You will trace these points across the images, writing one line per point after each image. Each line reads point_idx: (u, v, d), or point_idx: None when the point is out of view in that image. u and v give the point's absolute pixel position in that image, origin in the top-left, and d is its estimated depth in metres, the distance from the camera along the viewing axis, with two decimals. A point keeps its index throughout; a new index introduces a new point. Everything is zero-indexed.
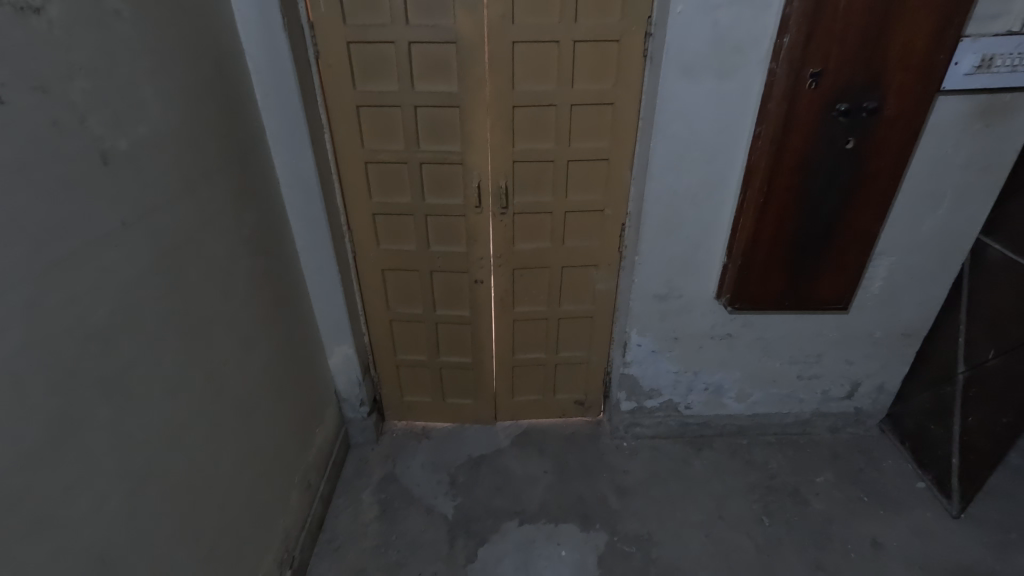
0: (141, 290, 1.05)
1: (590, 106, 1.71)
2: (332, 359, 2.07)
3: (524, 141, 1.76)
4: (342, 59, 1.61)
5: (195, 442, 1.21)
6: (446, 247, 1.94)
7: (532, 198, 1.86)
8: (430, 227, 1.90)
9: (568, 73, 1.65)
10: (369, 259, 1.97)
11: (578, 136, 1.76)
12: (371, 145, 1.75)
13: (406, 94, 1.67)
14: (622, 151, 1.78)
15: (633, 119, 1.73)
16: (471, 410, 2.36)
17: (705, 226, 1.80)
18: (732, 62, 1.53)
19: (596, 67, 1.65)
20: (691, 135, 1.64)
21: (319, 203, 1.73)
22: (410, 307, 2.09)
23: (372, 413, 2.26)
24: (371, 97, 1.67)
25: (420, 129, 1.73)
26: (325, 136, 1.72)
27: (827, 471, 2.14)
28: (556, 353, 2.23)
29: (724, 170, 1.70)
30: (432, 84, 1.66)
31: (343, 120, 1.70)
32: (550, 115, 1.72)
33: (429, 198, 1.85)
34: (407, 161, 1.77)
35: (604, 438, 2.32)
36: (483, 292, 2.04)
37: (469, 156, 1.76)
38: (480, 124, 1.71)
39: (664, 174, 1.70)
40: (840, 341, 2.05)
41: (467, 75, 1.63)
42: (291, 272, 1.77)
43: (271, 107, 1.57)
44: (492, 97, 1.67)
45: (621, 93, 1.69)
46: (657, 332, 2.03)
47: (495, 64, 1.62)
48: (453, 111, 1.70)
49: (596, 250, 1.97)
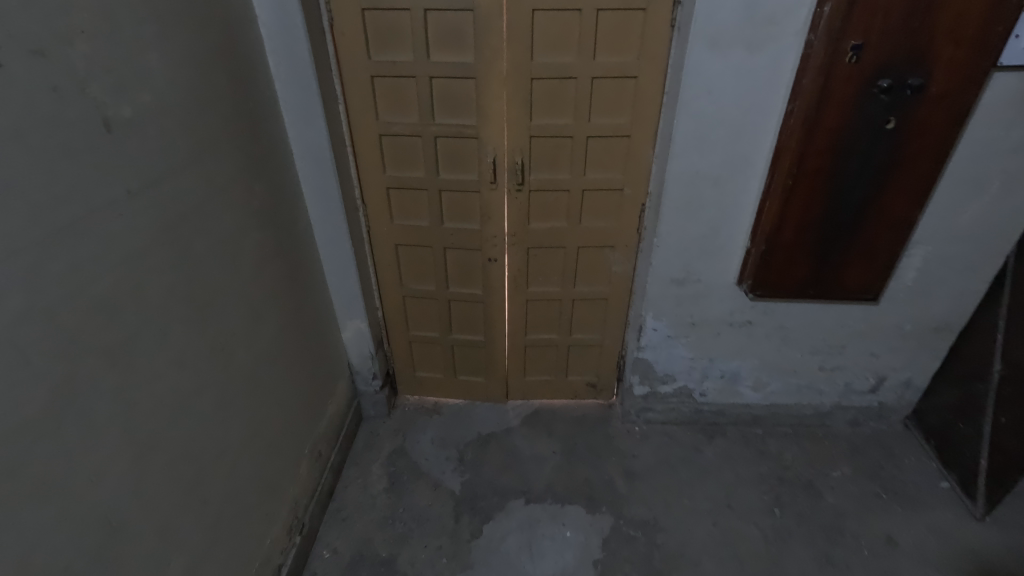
0: (146, 260, 1.05)
1: (611, 80, 1.64)
2: (344, 333, 2.08)
3: (542, 116, 1.70)
4: (356, 27, 1.57)
5: (203, 413, 1.22)
6: (459, 224, 1.91)
7: (548, 175, 1.80)
8: (443, 203, 1.87)
9: (588, 45, 1.57)
10: (382, 234, 1.95)
11: (597, 112, 1.69)
12: (384, 117, 1.72)
13: (420, 65, 1.62)
14: (644, 128, 1.71)
15: (656, 93, 1.65)
16: (482, 388, 2.36)
17: (728, 209, 1.72)
18: (765, 34, 1.43)
19: (618, 37, 1.57)
20: (717, 113, 1.55)
21: (332, 175, 1.71)
22: (423, 283, 2.08)
23: (384, 387, 2.28)
24: (385, 66, 1.62)
25: (434, 101, 1.68)
26: (338, 107, 1.69)
27: (844, 466, 2.08)
28: (569, 335, 2.20)
29: (751, 150, 1.61)
30: (447, 54, 1.60)
31: (357, 91, 1.67)
32: (569, 88, 1.65)
33: (443, 173, 1.81)
34: (421, 135, 1.73)
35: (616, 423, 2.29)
36: (496, 270, 2.01)
37: (485, 130, 1.71)
38: (497, 98, 1.66)
39: (686, 153, 1.62)
40: (865, 333, 1.97)
41: (484, 45, 1.57)
42: (304, 244, 1.77)
43: (284, 76, 1.54)
44: (509, 69, 1.61)
45: (644, 67, 1.61)
46: (673, 317, 1.98)
47: (513, 35, 1.55)
48: (468, 84, 1.64)
49: (612, 232, 1.92)
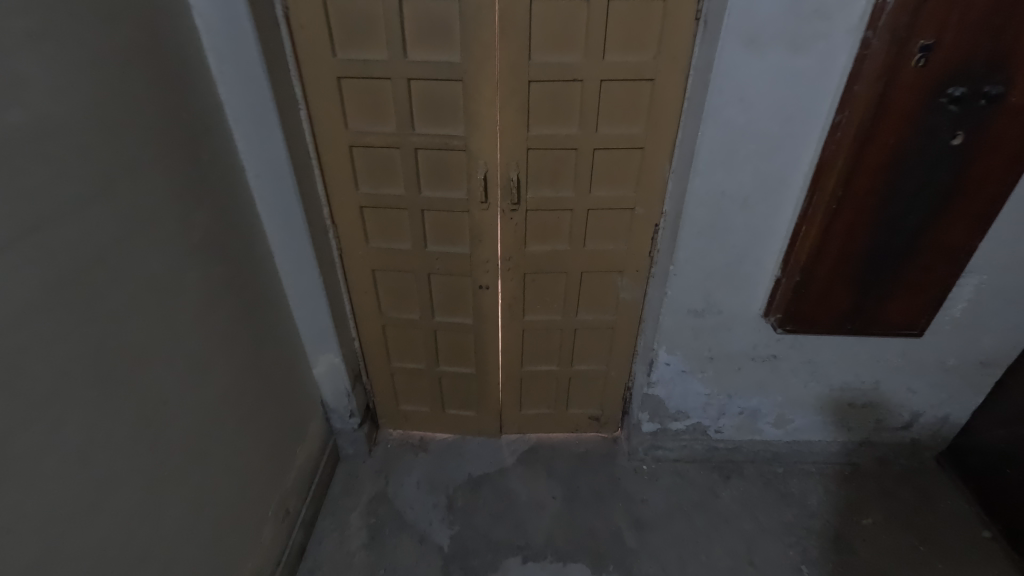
0: (26, 333, 0.81)
1: (622, 84, 1.39)
2: (315, 369, 1.83)
3: (540, 125, 1.44)
4: (317, 19, 1.30)
5: (117, 512, 0.98)
6: (446, 248, 1.66)
7: (548, 193, 1.55)
8: (427, 224, 1.62)
9: (596, 43, 1.32)
10: (356, 258, 1.70)
11: (606, 120, 1.44)
12: (355, 126, 1.46)
13: (395, 65, 1.35)
14: (660, 139, 1.46)
15: (676, 99, 1.40)
16: (473, 422, 2.13)
17: (757, 234, 1.49)
18: (814, 29, 1.17)
19: (633, 32, 1.31)
20: (750, 123, 1.30)
21: (294, 194, 1.45)
22: (405, 311, 1.83)
23: (364, 423, 2.04)
24: (354, 66, 1.36)
25: (414, 106, 1.42)
26: (299, 114, 1.42)
27: (876, 512, 1.88)
28: (570, 366, 1.97)
29: (789, 167, 1.36)
30: (427, 52, 1.34)
31: (321, 95, 1.40)
32: (573, 93, 1.40)
33: (426, 190, 1.55)
34: (399, 146, 1.48)
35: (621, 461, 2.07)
36: (487, 297, 1.76)
37: (474, 142, 1.45)
38: (488, 105, 1.40)
39: (711, 170, 1.38)
40: (903, 368, 1.76)
41: (472, 42, 1.31)
42: (263, 274, 1.52)
43: (228, 79, 1.27)
44: (503, 71, 1.35)
45: (663, 69, 1.36)
46: (689, 350, 1.75)
47: (507, 30, 1.30)
48: (454, 87, 1.38)
49: (621, 255, 1.68)
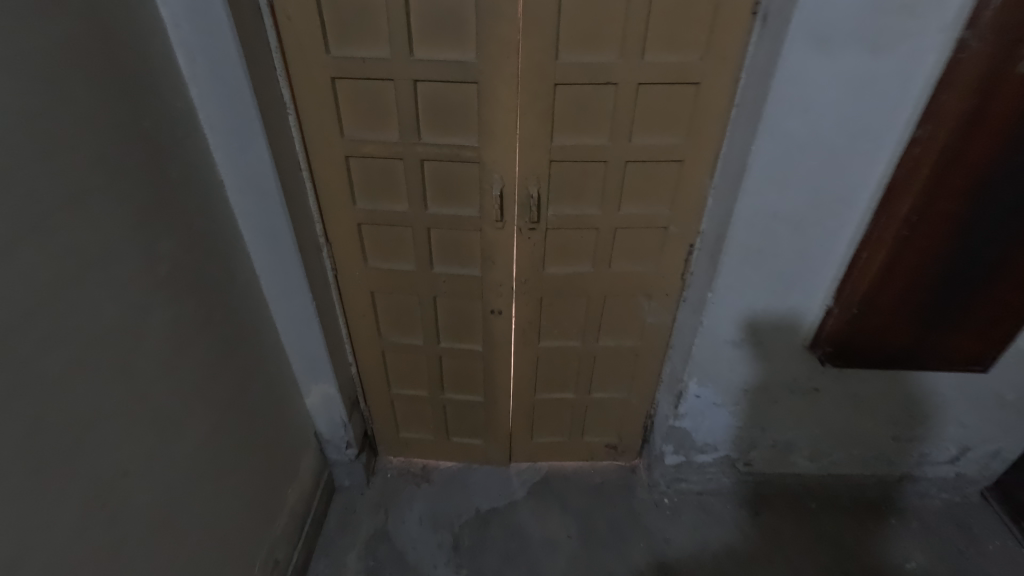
0: None
1: (661, 88, 1.20)
2: (308, 399, 1.66)
3: (565, 134, 1.26)
4: (306, 9, 1.10)
5: None
6: (454, 269, 1.48)
7: (571, 210, 1.37)
8: (433, 243, 1.44)
9: (635, 40, 1.13)
10: (353, 279, 1.52)
11: (641, 130, 1.26)
12: (352, 134, 1.27)
13: (399, 64, 1.16)
14: (702, 152, 1.28)
15: (723, 105, 1.22)
16: (480, 451, 1.96)
17: (809, 261, 1.31)
18: (898, 28, 0.99)
19: (678, 28, 1.12)
20: (813, 137, 1.12)
21: (281, 213, 1.25)
22: (407, 336, 1.65)
23: (361, 453, 1.87)
24: (350, 65, 1.16)
25: (420, 112, 1.23)
26: (287, 119, 1.23)
27: (919, 554, 1.73)
28: (587, 393, 1.80)
29: (853, 187, 1.18)
30: (436, 50, 1.15)
31: (312, 97, 1.21)
32: (604, 98, 1.21)
33: (433, 206, 1.37)
34: (403, 157, 1.29)
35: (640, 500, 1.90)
36: (498, 322, 1.58)
37: (489, 153, 1.26)
38: (506, 111, 1.21)
39: (763, 188, 1.20)
40: (956, 402, 1.60)
41: (488, 38, 1.11)
42: (246, 302, 1.33)
43: (201, 79, 1.07)
44: (524, 72, 1.16)
45: (711, 71, 1.17)
46: (723, 382, 1.59)
47: (531, 25, 1.10)
48: (467, 90, 1.19)
49: (650, 278, 1.50)
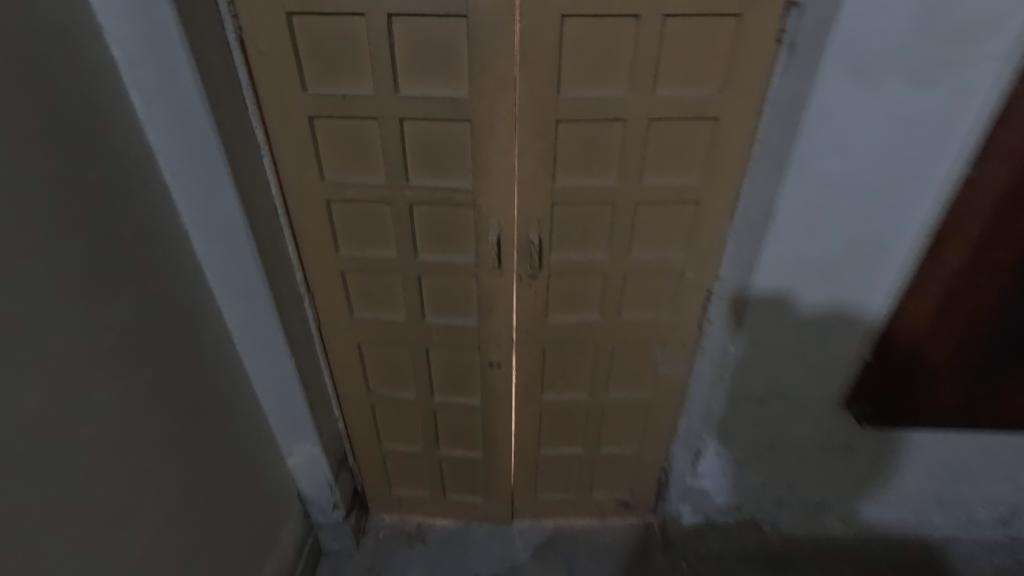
0: None
1: (674, 124, 1.08)
2: (289, 460, 1.51)
3: (568, 175, 1.14)
4: (280, 44, 0.99)
5: None
6: (448, 320, 1.34)
7: (576, 256, 1.24)
8: (424, 292, 1.31)
9: (644, 73, 1.01)
10: (339, 330, 1.39)
11: (652, 169, 1.14)
12: (333, 177, 1.15)
13: (383, 102, 1.04)
14: (720, 192, 1.16)
15: (744, 142, 1.10)
16: (480, 509, 1.80)
17: (845, 313, 1.17)
18: (948, 58, 0.87)
19: (692, 59, 1.01)
20: (848, 178, 1.00)
21: (254, 266, 1.13)
22: (399, 389, 1.51)
23: (350, 514, 1.71)
24: (330, 103, 1.05)
25: (408, 153, 1.11)
26: (261, 162, 1.11)
27: None
28: (596, 448, 1.64)
29: (895, 233, 1.05)
30: (424, 86, 1.03)
31: (289, 138, 1.10)
32: (611, 135, 1.09)
33: (424, 253, 1.24)
34: (389, 202, 1.17)
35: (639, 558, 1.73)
36: (498, 376, 1.43)
37: (485, 197, 1.14)
38: (504, 151, 1.09)
39: (792, 234, 1.07)
40: (1005, 459, 1.45)
41: (482, 73, 1.00)
42: (216, 362, 1.20)
43: (160, 122, 0.96)
44: (523, 109, 1.04)
45: (730, 105, 1.06)
46: (746, 439, 1.44)
47: (530, 57, 0.99)
48: (459, 129, 1.08)
49: (664, 326, 1.37)
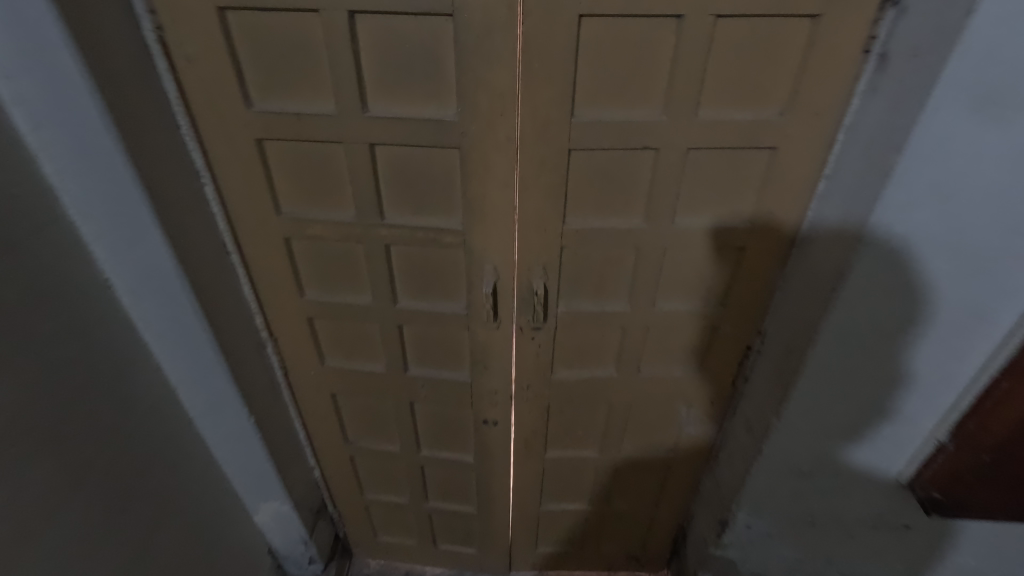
0: None
1: (717, 153, 0.86)
2: (255, 517, 1.32)
3: (582, 213, 0.92)
4: (215, 49, 0.77)
5: None
6: (435, 373, 1.14)
7: (589, 305, 1.03)
8: (407, 341, 1.10)
9: (684, 90, 0.79)
10: (309, 379, 1.19)
11: (687, 207, 0.92)
12: (292, 210, 0.94)
13: (347, 122, 0.82)
14: (770, 236, 0.93)
15: (806, 177, 0.87)
16: (474, 560, 1.62)
17: (922, 385, 0.94)
18: None
19: (745, 73, 0.78)
20: (949, 229, 0.77)
21: (195, 316, 0.92)
22: (381, 440, 1.32)
23: (329, 567, 1.54)
24: (282, 123, 0.83)
25: (382, 184, 0.89)
26: (201, 190, 0.90)
27: None
28: (605, 505, 1.44)
29: (1002, 296, 0.82)
30: (400, 103, 0.81)
31: (234, 164, 0.88)
32: (638, 166, 0.87)
33: (404, 299, 1.03)
34: (361, 241, 0.95)
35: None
36: (494, 433, 1.23)
37: (477, 239, 0.92)
38: (502, 187, 0.86)
39: (866, 293, 0.85)
40: None
41: (473, 88, 0.77)
42: (156, 426, 1.00)
43: (57, 150, 0.74)
44: (526, 135, 0.81)
45: (791, 132, 0.83)
46: (782, 513, 1.22)
47: (535, 70, 0.76)
48: (444, 157, 0.85)
49: (691, 382, 1.16)
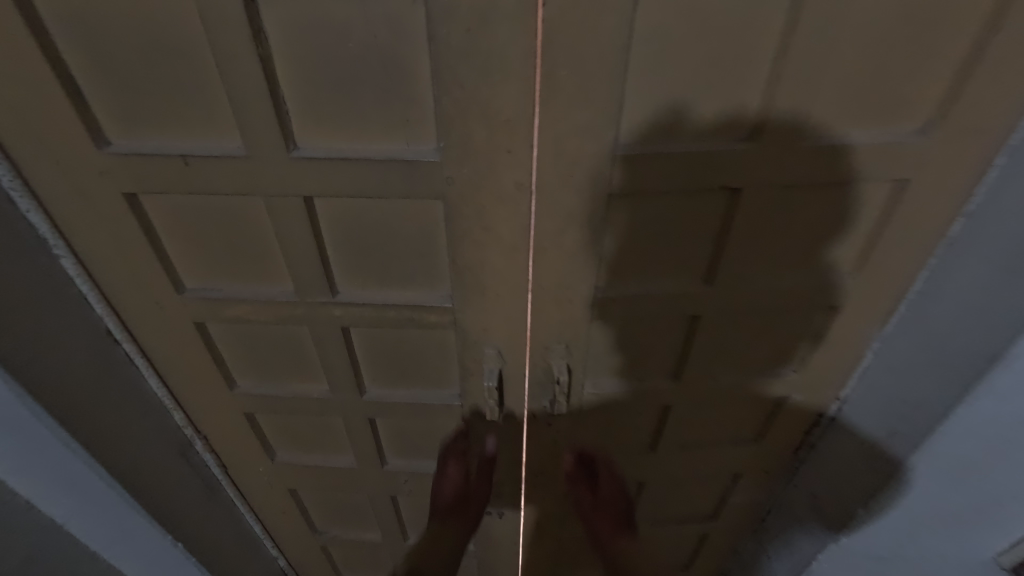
0: None
1: (819, 192, 0.60)
2: None
3: (619, 276, 0.64)
4: (32, 60, 0.47)
5: None
6: (420, 465, 0.88)
7: (622, 384, 0.77)
8: (383, 432, 0.83)
9: (788, 106, 0.53)
10: (256, 476, 0.92)
11: (768, 263, 0.66)
12: (201, 284, 0.66)
13: (266, 168, 0.53)
14: (873, 292, 0.69)
15: (937, 217, 0.62)
16: None
17: None
18: None
19: (873, 78, 0.52)
20: None
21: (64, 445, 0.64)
22: (358, 530, 1.07)
23: None
24: (161, 170, 0.54)
25: (330, 250, 0.61)
26: (56, 266, 0.61)
27: None
28: None
29: None
30: (344, 137, 0.52)
31: (99, 230, 0.58)
32: (706, 213, 0.60)
33: (373, 386, 0.76)
34: (307, 323, 0.67)
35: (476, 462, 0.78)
36: (504, 537, 0.95)
37: (473, 320, 0.64)
38: (510, 253, 0.58)
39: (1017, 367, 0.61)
40: None
41: (464, 113, 0.48)
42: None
43: None
44: (548, 179, 0.53)
45: (928, 159, 0.57)
46: None
47: (564, 82, 0.47)
48: (419, 213, 0.56)
49: (745, 454, 0.93)
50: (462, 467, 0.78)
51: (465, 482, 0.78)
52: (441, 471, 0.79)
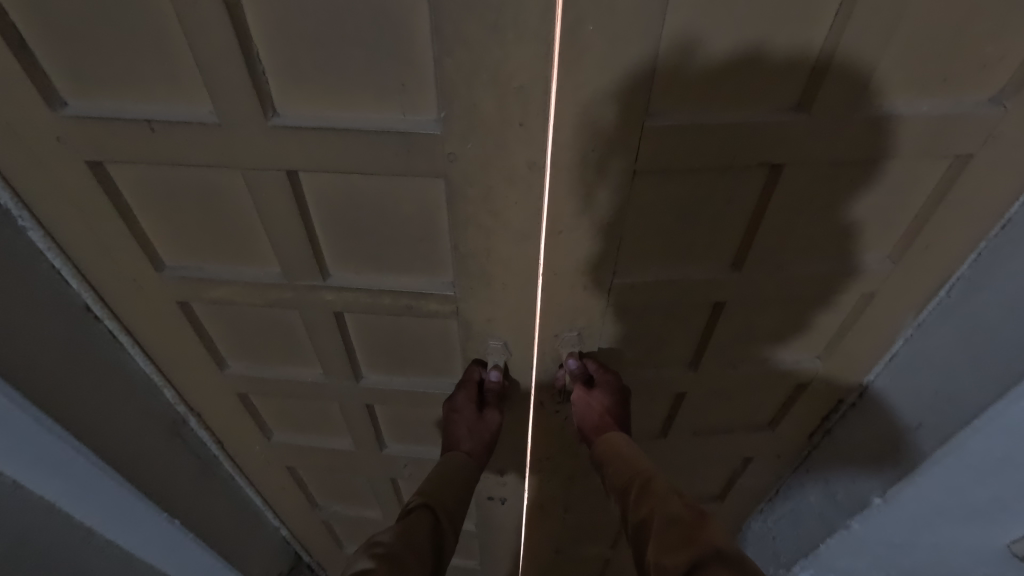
0: None
1: (867, 170, 0.53)
2: None
3: (640, 260, 0.58)
4: None
5: None
6: (420, 451, 0.84)
7: (636, 373, 0.73)
8: (382, 418, 0.80)
9: (846, 74, 0.45)
10: (252, 455, 0.89)
11: (803, 245, 0.60)
12: (181, 262, 0.60)
13: (243, 139, 0.46)
14: (915, 279, 0.63)
15: (998, 196, 0.55)
16: None
17: None
18: None
19: (948, 37, 0.45)
20: None
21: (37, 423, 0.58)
22: (358, 507, 1.05)
23: None
24: (128, 139, 0.47)
25: (319, 231, 0.54)
26: (22, 239, 0.55)
27: None
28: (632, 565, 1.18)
29: None
30: (331, 104, 0.45)
31: (66, 203, 0.52)
32: (741, 192, 0.54)
33: (370, 372, 0.72)
34: (298, 307, 0.62)
35: (489, 396, 0.65)
36: (506, 523, 0.92)
37: (475, 312, 0.59)
38: (519, 240, 0.51)
39: None
40: None
41: (468, 80, 0.41)
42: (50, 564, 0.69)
43: None
44: (563, 157, 0.46)
45: (999, 133, 0.50)
46: None
47: (590, 42, 0.40)
48: (415, 194, 0.50)
49: (760, 438, 0.89)
50: (474, 400, 0.65)
51: (480, 419, 0.65)
52: (450, 405, 0.66)
